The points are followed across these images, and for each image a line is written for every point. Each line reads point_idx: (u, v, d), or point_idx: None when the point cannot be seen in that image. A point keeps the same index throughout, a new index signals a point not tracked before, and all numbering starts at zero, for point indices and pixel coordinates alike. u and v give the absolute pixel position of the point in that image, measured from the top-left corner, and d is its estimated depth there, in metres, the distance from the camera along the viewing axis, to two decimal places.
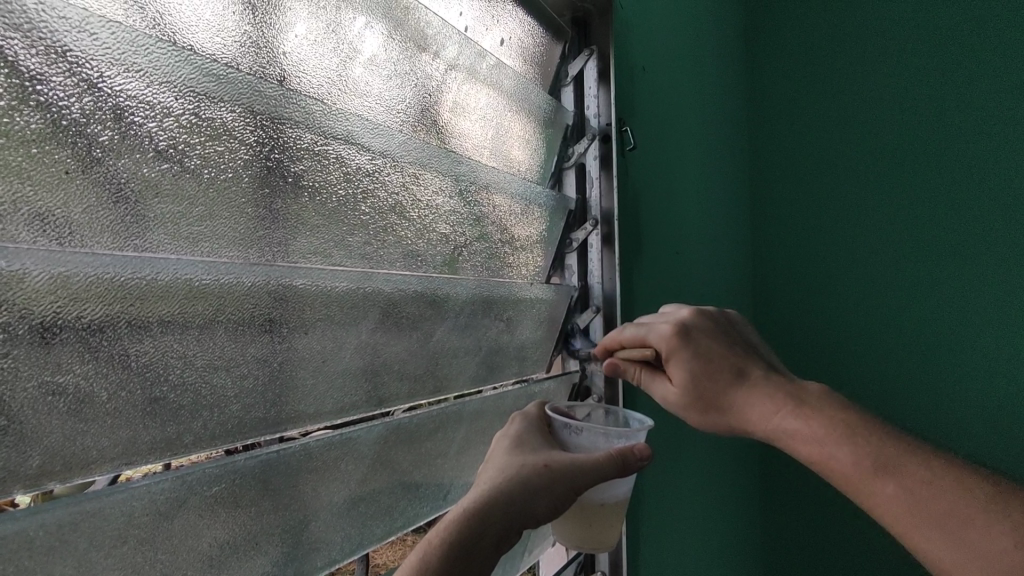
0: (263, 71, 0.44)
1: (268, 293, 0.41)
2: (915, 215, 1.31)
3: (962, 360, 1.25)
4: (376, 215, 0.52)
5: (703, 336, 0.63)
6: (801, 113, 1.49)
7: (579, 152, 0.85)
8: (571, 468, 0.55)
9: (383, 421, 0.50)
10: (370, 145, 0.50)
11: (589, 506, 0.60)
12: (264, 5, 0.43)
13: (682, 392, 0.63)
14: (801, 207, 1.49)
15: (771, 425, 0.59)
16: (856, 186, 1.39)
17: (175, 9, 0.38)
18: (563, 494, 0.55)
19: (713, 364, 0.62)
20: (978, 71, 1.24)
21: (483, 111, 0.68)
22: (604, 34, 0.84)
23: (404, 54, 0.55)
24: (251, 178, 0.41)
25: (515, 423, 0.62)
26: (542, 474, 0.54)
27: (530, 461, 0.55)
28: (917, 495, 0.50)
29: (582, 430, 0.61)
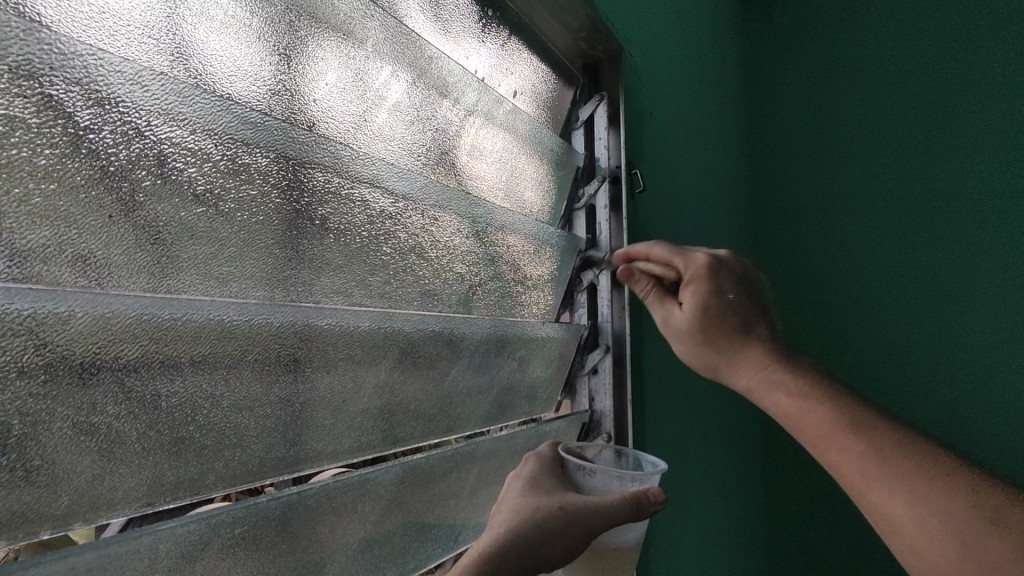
0: (294, 117, 0.45)
1: (293, 333, 0.42)
2: (915, 261, 1.39)
3: (960, 400, 1.33)
4: (397, 256, 0.54)
5: (728, 280, 0.65)
6: (803, 158, 1.54)
7: (589, 193, 0.87)
8: (586, 511, 0.55)
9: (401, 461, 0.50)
10: (393, 189, 0.51)
11: (601, 549, 0.60)
12: (300, 55, 0.45)
13: (683, 321, 0.67)
14: (806, 249, 1.53)
15: (751, 369, 0.65)
16: (862, 234, 1.46)
17: (215, 60, 0.40)
18: (577, 538, 0.54)
19: (723, 303, 0.65)
20: (976, 133, 1.34)
21: (499, 154, 0.70)
22: (614, 81, 0.87)
23: (426, 99, 0.57)
24: (280, 221, 0.43)
25: (529, 463, 0.62)
26: (557, 517, 0.54)
27: (545, 504, 0.55)
28: (883, 454, 0.55)
29: (595, 471, 0.61)
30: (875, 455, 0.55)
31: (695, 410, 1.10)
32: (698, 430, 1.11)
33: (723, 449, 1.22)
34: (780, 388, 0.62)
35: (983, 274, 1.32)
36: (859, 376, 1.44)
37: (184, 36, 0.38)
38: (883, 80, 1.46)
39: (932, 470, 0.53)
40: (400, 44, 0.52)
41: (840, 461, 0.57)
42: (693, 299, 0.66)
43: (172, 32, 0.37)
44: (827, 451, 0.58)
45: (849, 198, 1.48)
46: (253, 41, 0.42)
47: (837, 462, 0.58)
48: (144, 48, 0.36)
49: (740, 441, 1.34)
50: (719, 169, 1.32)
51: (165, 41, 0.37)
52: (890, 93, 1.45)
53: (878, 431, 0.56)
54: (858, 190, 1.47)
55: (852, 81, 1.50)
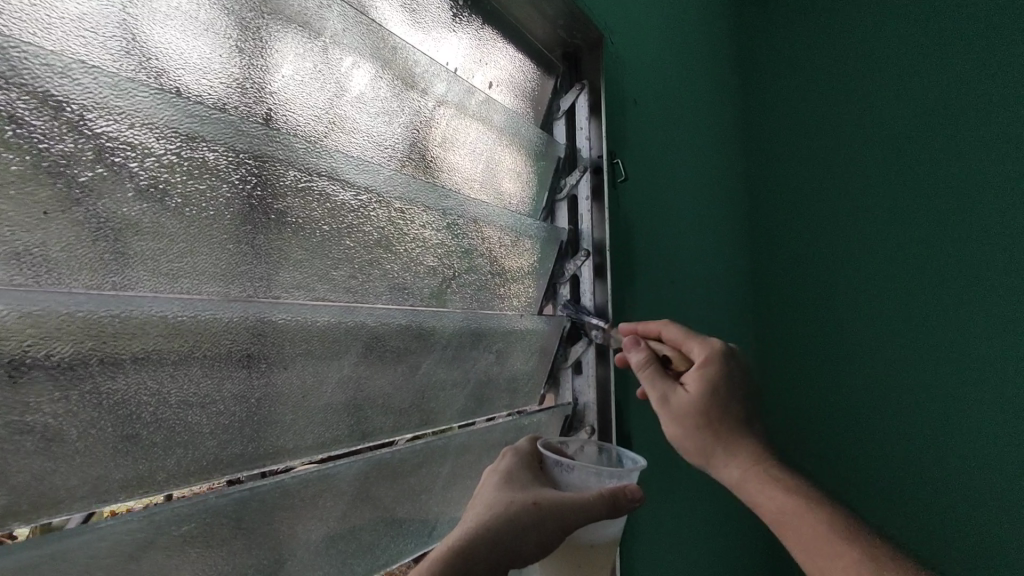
0: (248, 110, 0.45)
1: (246, 328, 0.41)
2: (903, 247, 1.31)
3: (956, 396, 1.23)
4: (362, 249, 0.53)
5: (735, 369, 0.67)
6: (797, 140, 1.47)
7: (571, 184, 0.86)
8: (561, 506, 0.54)
9: (364, 456, 0.50)
10: (354, 181, 0.51)
11: (577, 544, 0.59)
12: (249, 46, 0.44)
13: (688, 405, 0.65)
14: (796, 238, 1.47)
15: (745, 464, 0.65)
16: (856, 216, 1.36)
17: (161, 53, 0.39)
18: (549, 533, 0.54)
19: (735, 392, 0.66)
20: (964, 110, 1.26)
21: (472, 146, 0.69)
22: (595, 69, 0.85)
23: (394, 91, 0.56)
24: (232, 215, 0.42)
25: (506, 458, 0.62)
26: (531, 512, 0.53)
27: (520, 498, 0.54)
28: (797, 513, 0.63)
29: (573, 467, 0.60)
30: (793, 512, 0.63)
31: None
32: None
33: None
34: (778, 485, 0.64)
35: (988, 261, 1.21)
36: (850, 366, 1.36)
37: (130, 30, 0.37)
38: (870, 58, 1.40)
39: (836, 530, 0.61)
40: (355, 32, 0.51)
41: (763, 509, 0.65)
42: (708, 385, 0.65)
43: (118, 27, 0.37)
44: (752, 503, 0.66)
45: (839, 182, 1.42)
46: (200, 33, 0.41)
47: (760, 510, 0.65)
48: (81, 41, 0.35)
49: None
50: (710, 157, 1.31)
51: (111, 37, 0.37)
52: (876, 72, 1.38)
53: (794, 491, 0.64)
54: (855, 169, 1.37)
55: (842, 62, 1.44)
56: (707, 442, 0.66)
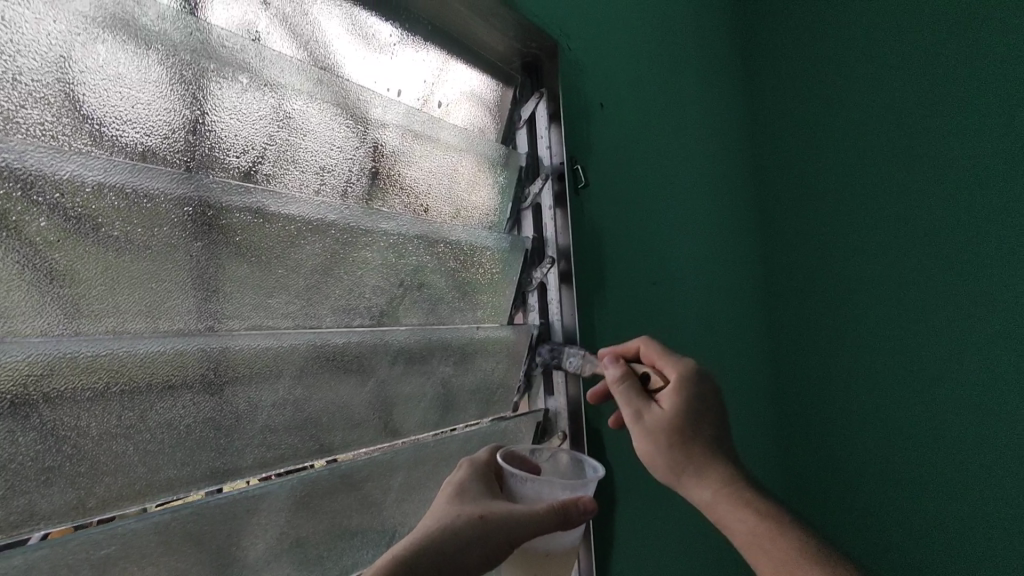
0: (160, 155, 0.48)
1: (165, 363, 0.44)
2: (901, 233, 1.45)
3: (945, 363, 1.39)
4: (297, 275, 0.56)
5: (706, 391, 0.71)
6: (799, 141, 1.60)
7: (534, 192, 0.86)
8: (506, 519, 0.56)
9: (297, 474, 0.53)
10: (284, 213, 0.54)
11: (533, 554, 0.60)
12: (165, 95, 0.48)
13: (664, 420, 0.68)
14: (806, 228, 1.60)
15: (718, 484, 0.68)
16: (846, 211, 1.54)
17: (70, 112, 0.43)
18: (496, 545, 0.55)
19: (706, 415, 0.70)
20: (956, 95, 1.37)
21: (429, 167, 0.73)
22: (552, 77, 0.85)
23: (335, 121, 0.61)
24: (150, 256, 0.45)
25: (462, 470, 0.63)
26: (475, 526, 0.54)
27: (466, 511, 0.55)
28: (761, 531, 0.66)
29: (528, 479, 0.61)
30: (758, 530, 0.66)
31: None
32: None
33: None
34: (744, 507, 0.67)
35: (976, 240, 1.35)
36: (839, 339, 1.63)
37: (31, 93, 0.41)
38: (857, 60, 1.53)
39: (798, 553, 0.65)
40: (283, 75, 0.55)
41: (729, 525, 0.68)
42: (683, 399, 0.69)
43: (19, 91, 0.40)
44: (719, 519, 0.69)
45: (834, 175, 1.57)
46: (111, 89, 0.45)
47: (726, 525, 0.68)
48: None
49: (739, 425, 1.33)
50: (701, 151, 1.30)
51: (14, 104, 0.40)
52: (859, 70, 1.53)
53: (761, 512, 0.67)
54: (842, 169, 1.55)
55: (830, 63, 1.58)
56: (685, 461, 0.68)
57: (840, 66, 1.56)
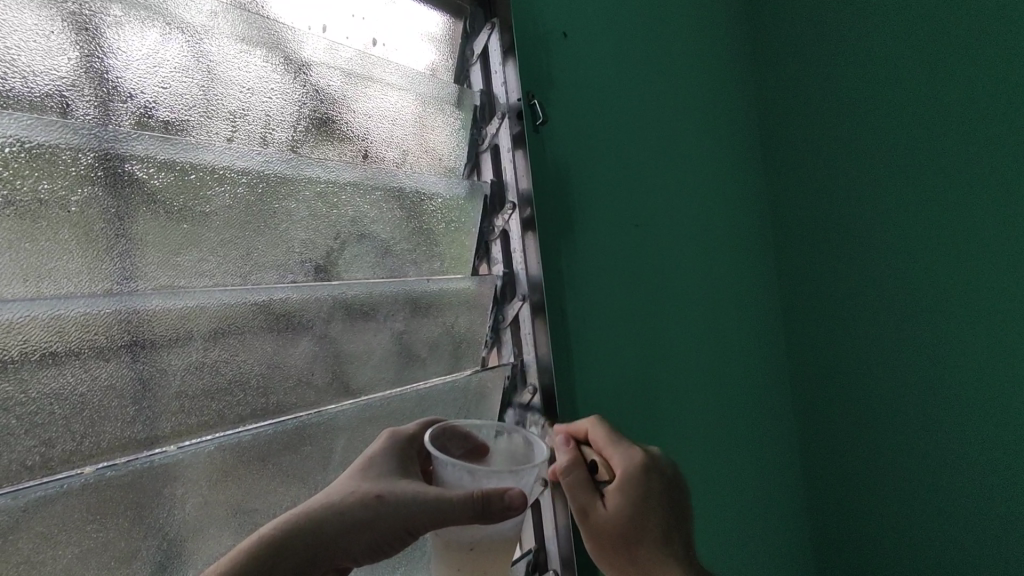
0: (42, 101, 0.44)
1: (40, 328, 0.41)
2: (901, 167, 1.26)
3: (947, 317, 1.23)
4: (205, 231, 0.51)
5: (653, 482, 0.70)
6: (791, 33, 1.42)
7: (491, 133, 0.80)
8: (404, 503, 0.51)
9: (212, 437, 0.50)
10: (189, 162, 0.50)
11: (455, 544, 0.55)
12: (40, 33, 0.44)
13: (605, 525, 0.69)
14: (800, 135, 1.41)
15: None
16: (859, 106, 1.31)
17: None
18: (388, 531, 0.51)
19: (652, 507, 0.70)
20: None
21: (367, 111, 0.67)
22: (504, 6, 0.78)
23: (254, 59, 0.56)
24: (15, 212, 0.41)
25: (386, 440, 0.59)
26: (368, 505, 0.51)
27: (362, 490, 0.51)
28: None
29: (449, 464, 0.55)
30: None
31: (664, 350, 1.04)
32: (669, 370, 1.05)
33: (711, 386, 1.16)
34: None
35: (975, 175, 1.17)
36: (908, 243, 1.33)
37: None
38: None
39: None
40: (176, 8, 0.51)
41: None
42: (629, 500, 0.69)
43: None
44: None
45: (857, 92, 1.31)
46: None
47: None
48: None
49: (741, 368, 1.28)
50: (690, 85, 1.21)
51: None
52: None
53: None
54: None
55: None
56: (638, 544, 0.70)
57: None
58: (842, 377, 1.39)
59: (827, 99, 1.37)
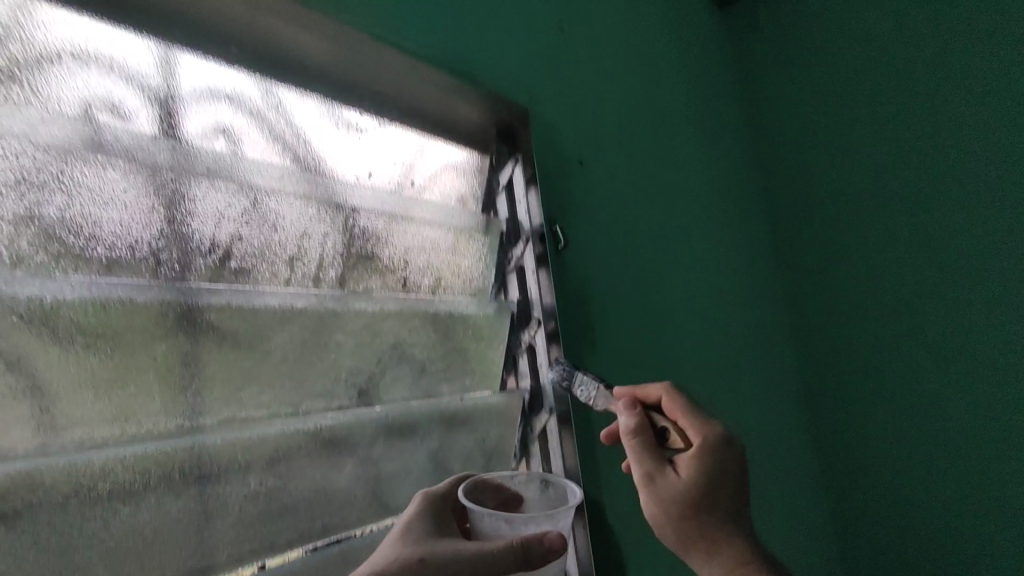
0: (140, 261, 0.51)
1: (125, 467, 0.46)
2: (909, 266, 1.42)
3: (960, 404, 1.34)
4: (264, 367, 0.57)
5: (729, 460, 0.69)
6: (797, 152, 1.63)
7: (517, 255, 0.87)
8: (449, 559, 0.52)
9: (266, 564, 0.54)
10: (260, 305, 0.57)
11: None
12: (140, 206, 0.51)
13: (677, 488, 0.68)
14: (812, 238, 1.59)
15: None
16: (863, 213, 1.50)
17: (54, 232, 0.47)
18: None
19: (727, 483, 0.69)
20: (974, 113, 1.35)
21: (405, 245, 0.74)
22: (527, 144, 0.86)
23: (317, 209, 0.65)
24: (103, 365, 0.47)
25: (415, 505, 0.60)
26: (413, 566, 0.51)
27: (406, 553, 0.52)
28: None
29: (486, 517, 0.57)
30: None
31: None
32: None
33: None
34: None
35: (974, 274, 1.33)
36: (920, 335, 1.40)
37: (12, 214, 0.44)
38: (869, 83, 1.51)
39: None
40: (249, 175, 0.59)
41: None
42: (703, 472, 0.68)
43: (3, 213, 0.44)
44: None
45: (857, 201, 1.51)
46: (91, 210, 0.48)
47: None
48: None
49: (766, 466, 1.29)
50: (699, 196, 1.30)
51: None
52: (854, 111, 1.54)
53: None
54: (840, 172, 1.56)
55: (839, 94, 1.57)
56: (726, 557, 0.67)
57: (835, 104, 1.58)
58: (870, 462, 1.47)
59: (834, 207, 1.55)
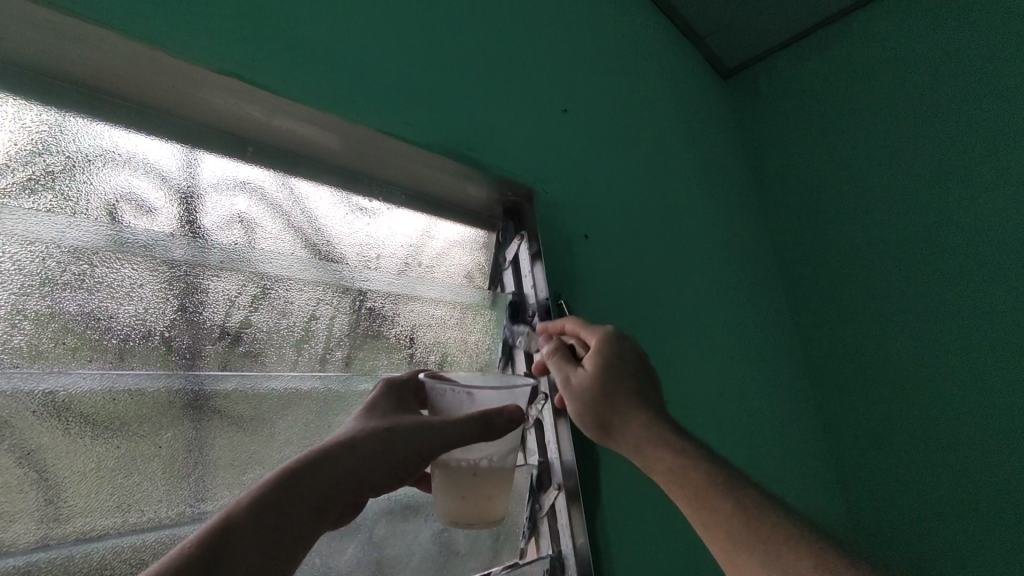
0: (152, 348, 0.54)
1: (126, 557, 0.48)
2: (927, 331, 1.43)
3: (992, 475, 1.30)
4: (270, 451, 0.58)
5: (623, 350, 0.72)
6: (807, 222, 1.70)
7: (523, 330, 0.87)
8: (412, 428, 0.55)
9: None
10: (271, 388, 0.59)
11: (456, 466, 0.58)
12: (156, 295, 0.54)
13: (586, 381, 0.70)
14: (832, 305, 1.61)
15: (736, 529, 0.57)
16: (872, 279, 1.55)
17: (73, 325, 0.50)
18: (403, 460, 0.55)
19: (625, 371, 0.70)
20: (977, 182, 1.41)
21: (410, 322, 0.76)
22: (531, 219, 0.88)
23: (328, 293, 0.68)
24: (110, 456, 0.49)
25: (382, 387, 0.62)
26: (380, 438, 0.54)
27: (372, 426, 0.55)
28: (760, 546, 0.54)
29: (444, 391, 0.59)
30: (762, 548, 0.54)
31: None
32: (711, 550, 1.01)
33: None
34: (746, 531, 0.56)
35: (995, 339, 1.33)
36: (950, 402, 1.38)
37: (33, 313, 0.48)
38: (872, 158, 1.60)
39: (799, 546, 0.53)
40: (261, 263, 0.62)
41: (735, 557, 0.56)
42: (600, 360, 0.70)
43: (25, 311, 0.47)
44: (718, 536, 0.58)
45: (868, 269, 1.56)
46: (109, 301, 0.52)
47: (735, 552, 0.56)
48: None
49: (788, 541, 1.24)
50: (704, 265, 1.32)
51: (19, 325, 0.47)
52: (860, 184, 1.61)
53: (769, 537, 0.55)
54: (849, 241, 1.61)
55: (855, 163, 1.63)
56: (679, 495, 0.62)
57: (842, 176, 1.65)
58: (898, 538, 1.42)
59: (850, 274, 1.59)
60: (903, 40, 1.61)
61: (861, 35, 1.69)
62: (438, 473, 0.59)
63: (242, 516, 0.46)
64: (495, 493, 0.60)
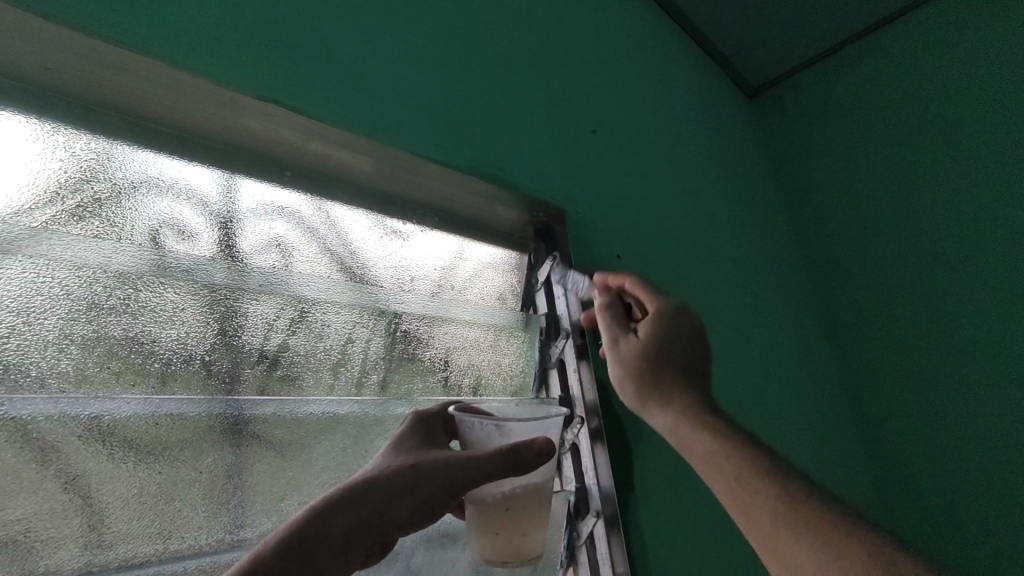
0: (194, 371, 0.54)
1: None
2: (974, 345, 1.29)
3: None
4: (307, 478, 0.57)
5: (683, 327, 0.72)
6: (838, 235, 1.60)
7: (557, 351, 0.85)
8: (435, 467, 0.53)
9: None
10: (311, 412, 0.58)
11: (489, 504, 0.56)
12: (196, 319, 0.55)
13: (634, 346, 0.71)
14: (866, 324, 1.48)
15: (776, 516, 0.53)
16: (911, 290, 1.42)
17: (119, 349, 0.50)
18: (429, 496, 0.53)
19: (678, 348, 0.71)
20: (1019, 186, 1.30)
21: (441, 347, 0.75)
22: (563, 240, 0.88)
23: (359, 317, 0.67)
24: (154, 480, 0.49)
25: (412, 418, 0.61)
26: (403, 475, 0.53)
27: (396, 463, 0.54)
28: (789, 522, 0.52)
29: (473, 421, 0.57)
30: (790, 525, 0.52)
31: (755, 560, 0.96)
32: None
33: None
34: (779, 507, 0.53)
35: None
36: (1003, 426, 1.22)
37: (80, 337, 0.48)
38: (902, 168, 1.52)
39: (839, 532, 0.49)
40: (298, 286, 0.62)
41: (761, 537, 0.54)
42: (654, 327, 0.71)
43: (73, 336, 0.48)
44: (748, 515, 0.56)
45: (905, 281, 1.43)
46: (153, 325, 0.52)
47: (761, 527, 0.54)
48: (46, 354, 0.46)
49: None
50: (738, 287, 1.29)
51: (67, 349, 0.47)
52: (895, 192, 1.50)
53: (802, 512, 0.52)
54: (884, 251, 1.49)
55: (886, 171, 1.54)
56: (734, 504, 0.58)
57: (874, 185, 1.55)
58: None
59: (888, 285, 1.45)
60: (933, 50, 1.55)
61: (891, 50, 1.63)
62: (473, 509, 0.58)
63: (265, 560, 0.47)
64: (531, 529, 0.58)
